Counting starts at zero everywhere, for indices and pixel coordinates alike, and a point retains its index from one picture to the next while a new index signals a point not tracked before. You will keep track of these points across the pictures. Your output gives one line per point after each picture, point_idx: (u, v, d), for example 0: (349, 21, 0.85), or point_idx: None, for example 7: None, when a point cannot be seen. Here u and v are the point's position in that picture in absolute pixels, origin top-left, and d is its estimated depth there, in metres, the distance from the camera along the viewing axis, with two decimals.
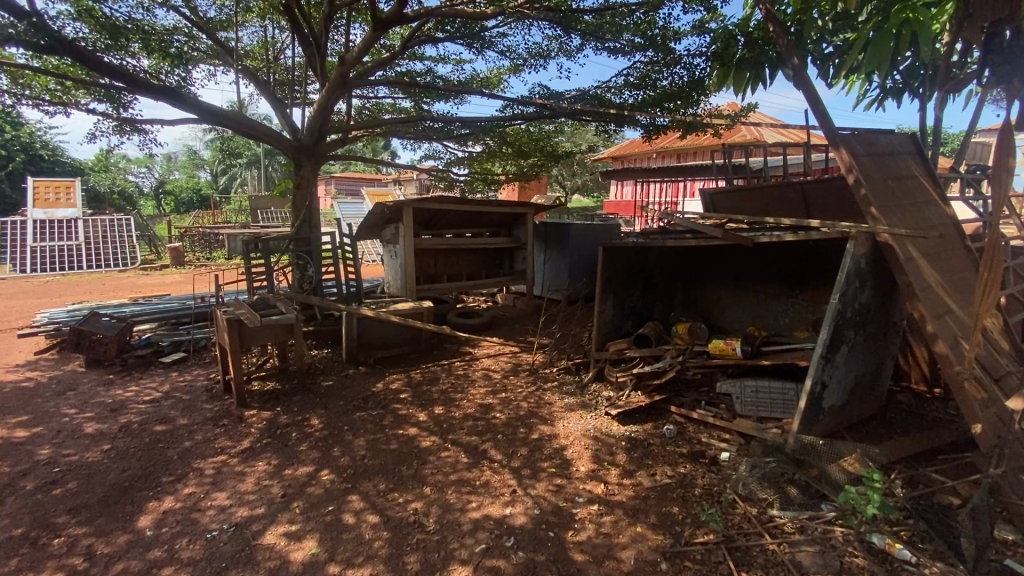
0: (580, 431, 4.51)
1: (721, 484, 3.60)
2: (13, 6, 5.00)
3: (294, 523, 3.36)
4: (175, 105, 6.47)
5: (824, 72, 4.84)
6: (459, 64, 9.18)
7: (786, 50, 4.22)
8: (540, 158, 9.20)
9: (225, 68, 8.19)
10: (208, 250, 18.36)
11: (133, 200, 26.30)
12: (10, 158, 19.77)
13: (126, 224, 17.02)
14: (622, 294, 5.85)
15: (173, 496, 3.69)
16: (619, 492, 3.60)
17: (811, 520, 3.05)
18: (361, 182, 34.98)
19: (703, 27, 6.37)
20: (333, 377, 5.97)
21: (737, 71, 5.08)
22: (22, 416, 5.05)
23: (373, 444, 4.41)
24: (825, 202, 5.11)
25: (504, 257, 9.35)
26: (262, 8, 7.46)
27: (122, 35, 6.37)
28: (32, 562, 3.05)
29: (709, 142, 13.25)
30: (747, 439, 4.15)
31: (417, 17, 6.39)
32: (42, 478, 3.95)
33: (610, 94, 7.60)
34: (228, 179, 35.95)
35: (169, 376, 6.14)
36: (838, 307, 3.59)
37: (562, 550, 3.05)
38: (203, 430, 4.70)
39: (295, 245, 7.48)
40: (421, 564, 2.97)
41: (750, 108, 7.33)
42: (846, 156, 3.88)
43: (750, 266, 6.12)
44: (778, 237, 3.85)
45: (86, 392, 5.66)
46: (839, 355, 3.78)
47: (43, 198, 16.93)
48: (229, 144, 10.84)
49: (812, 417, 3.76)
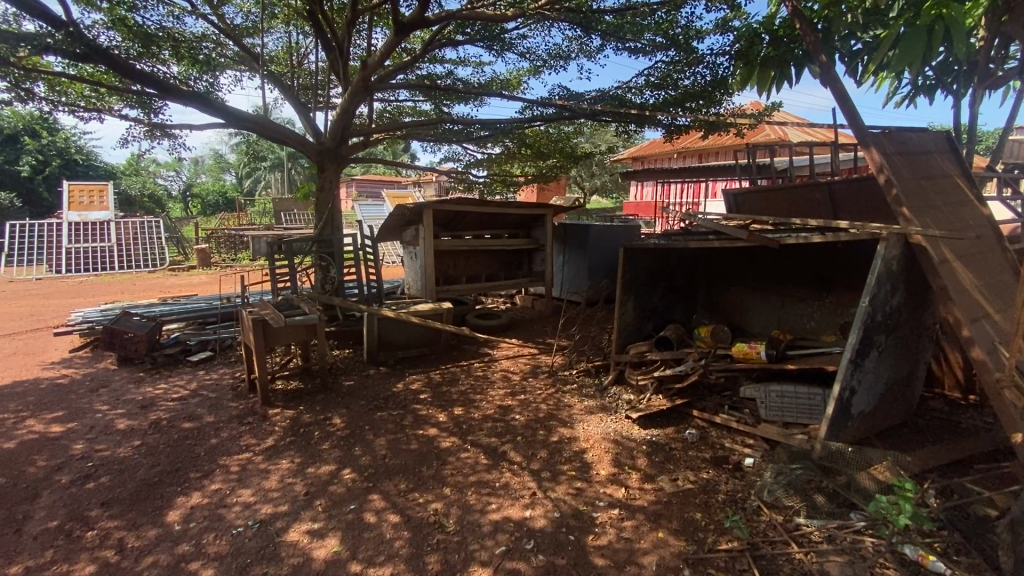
0: (600, 435, 4.48)
1: (746, 490, 3.53)
2: (52, 16, 5.19)
3: (316, 521, 3.40)
4: (204, 110, 6.64)
5: (853, 69, 4.70)
6: (479, 66, 9.21)
7: (813, 47, 4.11)
8: (560, 159, 9.19)
9: (251, 73, 8.38)
10: (233, 251, 18.82)
11: (162, 203, 27.09)
12: (47, 161, 20.44)
13: (156, 226, 17.54)
14: (643, 296, 5.79)
15: (200, 492, 3.78)
16: (640, 496, 3.56)
17: (839, 530, 2.97)
18: (381, 184, 35.41)
19: (727, 26, 6.27)
20: (354, 377, 6.04)
21: (761, 70, 4.98)
22: (57, 412, 5.23)
23: (394, 444, 4.44)
24: (853, 202, 5.01)
25: (524, 258, 9.37)
26: (286, 14, 7.59)
27: (153, 43, 6.58)
28: (66, 554, 3.15)
29: (731, 142, 13.07)
30: (772, 444, 4.06)
31: (437, 20, 6.41)
32: (76, 472, 4.08)
33: (631, 94, 7.55)
34: (253, 181, 36.69)
35: (197, 374, 6.30)
36: (869, 309, 3.48)
37: (583, 554, 3.02)
38: (230, 428, 4.81)
39: (319, 247, 7.46)
40: (441, 564, 2.98)
41: (774, 107, 7.19)
42: (877, 156, 3.79)
43: (774, 268, 5.98)
44: (805, 237, 3.76)
45: (117, 389, 5.83)
46: (869, 360, 3.68)
47: (78, 201, 17.50)
48: (254, 147, 11.07)
49: (840, 424, 3.66)
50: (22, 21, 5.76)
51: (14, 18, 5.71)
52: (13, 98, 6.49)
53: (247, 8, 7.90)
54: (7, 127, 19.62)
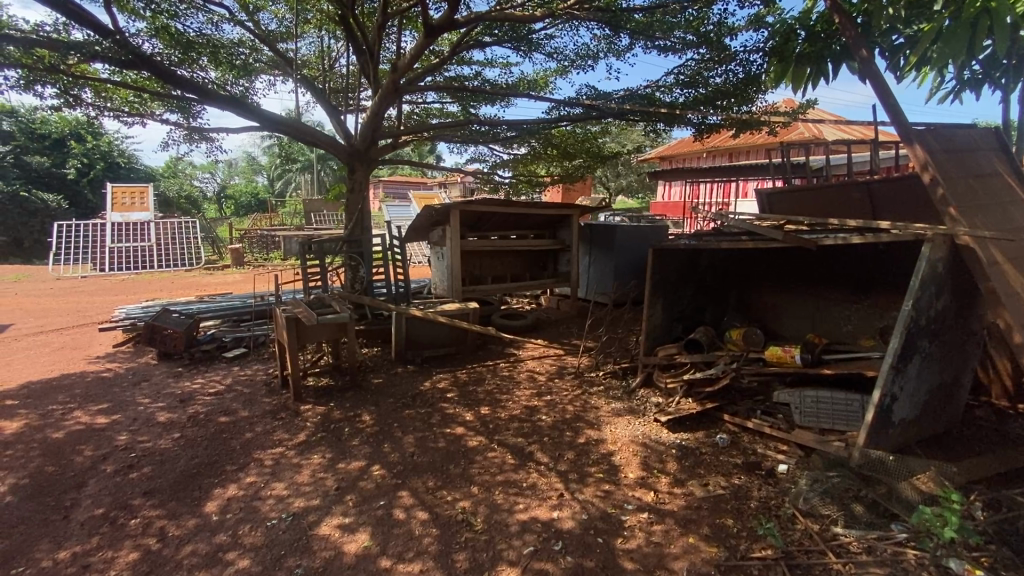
0: (628, 437, 4.43)
1: (780, 498, 3.45)
2: (99, 25, 5.43)
3: (347, 516, 3.47)
4: (241, 114, 6.85)
5: (895, 65, 4.44)
6: (507, 67, 9.23)
7: (854, 40, 3.91)
8: (587, 159, 9.16)
9: (284, 78, 8.61)
10: (266, 250, 19.34)
11: (197, 204, 27.98)
12: (92, 164, 21.36)
13: (193, 226, 18.15)
14: (672, 298, 5.71)
15: (236, 485, 3.90)
16: (670, 501, 3.51)
17: (879, 541, 2.86)
18: (408, 185, 35.96)
19: (760, 22, 6.13)
20: (383, 375, 6.13)
21: (796, 67, 4.86)
22: (102, 404, 5.47)
23: (421, 442, 4.49)
24: (894, 201, 4.85)
25: (549, 258, 9.35)
26: (318, 18, 7.77)
27: (193, 50, 6.82)
28: (111, 541, 3.29)
29: (763, 142, 12.79)
30: (807, 452, 3.95)
31: (466, 23, 6.45)
32: (120, 463, 4.25)
33: (659, 93, 7.48)
34: (284, 182, 37.65)
35: (231, 369, 6.50)
36: (912, 313, 3.35)
37: (612, 557, 3.00)
38: (263, 423, 4.94)
39: (349, 247, 7.59)
40: (469, 563, 2.99)
41: (809, 105, 6.99)
42: (921, 154, 3.65)
43: (809, 270, 5.81)
44: (844, 238, 3.66)
45: (157, 383, 6.06)
46: (911, 366, 3.54)
47: (120, 202, 18.22)
48: (286, 149, 11.37)
49: (881, 431, 3.53)
50: (71, 30, 6.05)
51: (63, 27, 5.99)
52: (62, 104, 6.81)
53: (282, 14, 8.11)
54: (55, 131, 20.58)
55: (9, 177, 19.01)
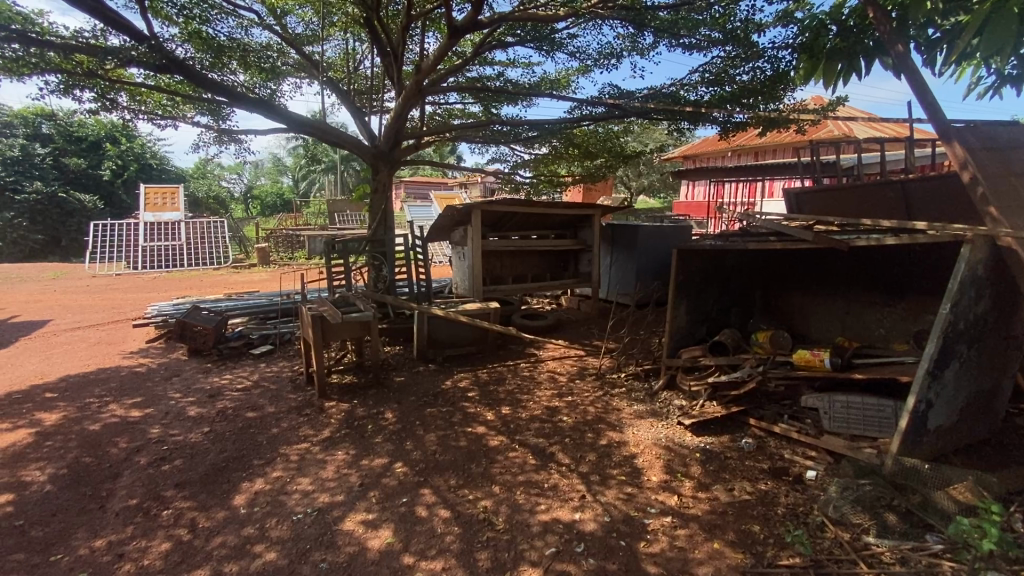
0: (651, 440, 4.38)
1: (808, 505, 3.37)
2: (135, 31, 5.60)
3: (371, 512, 3.51)
4: (269, 116, 7.01)
5: (931, 61, 4.21)
6: (529, 67, 9.22)
7: (889, 35, 3.73)
8: (609, 159, 9.08)
9: (310, 80, 8.76)
10: (291, 250, 19.71)
11: (225, 204, 28.66)
12: (126, 166, 22.03)
13: (221, 226, 18.60)
14: (696, 299, 5.62)
15: (263, 479, 3.98)
16: (694, 505, 3.46)
17: (914, 552, 2.77)
18: (428, 185, 36.34)
19: (789, 18, 5.99)
20: (405, 373, 6.19)
21: (827, 63, 4.60)
22: (136, 398, 5.64)
23: (443, 441, 4.51)
24: (930, 202, 4.70)
25: (570, 258, 9.31)
26: (344, 21, 7.88)
27: (223, 54, 7.00)
28: (145, 531, 3.39)
29: (790, 140, 12.51)
30: (837, 458, 3.85)
31: (490, 23, 6.45)
32: (153, 455, 4.39)
33: (684, 92, 7.39)
34: (308, 183, 38.37)
35: (258, 366, 6.64)
36: (949, 316, 3.24)
37: (635, 561, 2.97)
38: (289, 419, 5.04)
39: (372, 247, 7.68)
40: (491, 563, 3.00)
41: (840, 101, 6.79)
42: (959, 152, 3.41)
43: (839, 272, 5.66)
44: (877, 240, 3.53)
45: (188, 378, 6.24)
46: (948, 371, 3.42)
47: (152, 202, 18.77)
48: (311, 150, 11.56)
49: (915, 439, 3.42)
50: (108, 36, 6.26)
51: (101, 33, 6.22)
52: (99, 108, 7.06)
53: (308, 17, 8.26)
54: (91, 135, 21.33)
55: (48, 178, 19.79)
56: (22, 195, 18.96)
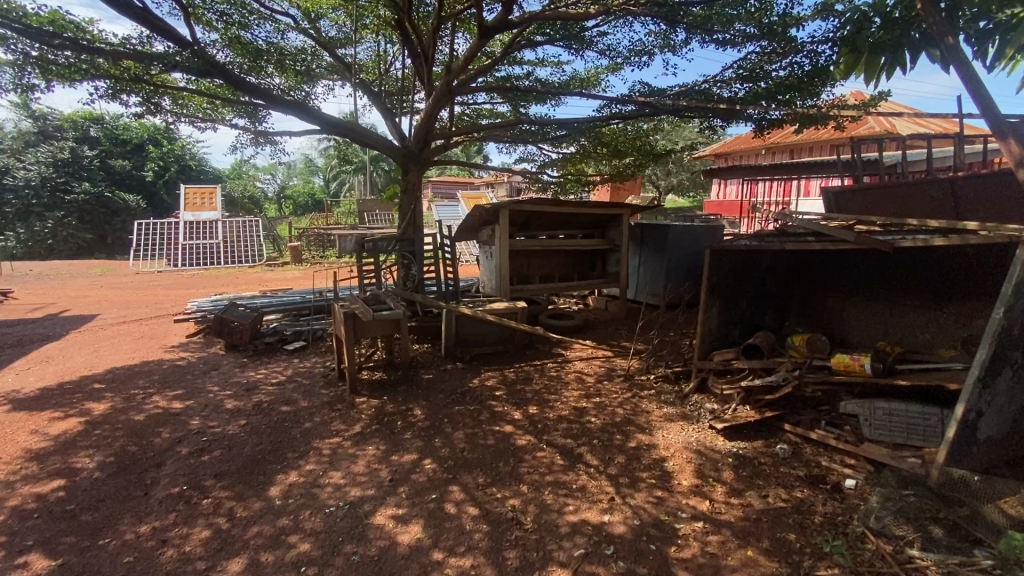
0: (682, 444, 4.30)
1: (847, 514, 3.27)
2: (179, 37, 5.82)
3: (401, 507, 3.56)
4: (304, 118, 7.17)
5: (983, 53, 3.98)
6: (558, 66, 9.18)
7: (940, 27, 3.51)
8: (638, 158, 8.95)
9: (343, 82, 8.94)
10: (323, 248, 20.16)
11: (259, 204, 29.49)
12: (167, 167, 22.87)
13: (257, 225, 19.17)
14: (729, 301, 5.50)
15: (297, 471, 4.09)
16: (726, 511, 3.39)
17: (961, 567, 2.65)
18: (456, 185, 36.65)
19: (828, 10, 5.79)
20: (433, 370, 6.26)
21: (870, 56, 4.36)
22: (177, 390, 5.86)
23: (471, 438, 4.55)
24: (981, 201, 4.50)
25: (598, 258, 9.23)
26: (376, 24, 8.01)
27: (260, 58, 7.22)
28: (186, 518, 3.53)
29: (828, 137, 12.09)
30: (879, 467, 3.71)
31: (520, 23, 6.45)
32: (193, 445, 4.55)
33: (717, 88, 7.25)
34: (339, 183, 39.20)
35: (291, 362, 6.82)
36: (1003, 322, 3.10)
37: (664, 564, 2.94)
38: (322, 414, 5.15)
39: (401, 246, 7.77)
40: (519, 561, 3.01)
41: (882, 96, 6.53)
42: (1016, 149, 3.12)
43: (880, 273, 5.45)
44: (924, 241, 3.38)
45: (225, 372, 6.46)
46: (1002, 379, 3.25)
47: (191, 202, 19.43)
48: (343, 151, 11.80)
49: (964, 450, 3.26)
50: (154, 42, 6.53)
51: (147, 40, 6.49)
52: (144, 112, 7.35)
53: (341, 21, 8.43)
54: (135, 137, 22.21)
55: (96, 179, 20.77)
56: (72, 195, 19.96)
